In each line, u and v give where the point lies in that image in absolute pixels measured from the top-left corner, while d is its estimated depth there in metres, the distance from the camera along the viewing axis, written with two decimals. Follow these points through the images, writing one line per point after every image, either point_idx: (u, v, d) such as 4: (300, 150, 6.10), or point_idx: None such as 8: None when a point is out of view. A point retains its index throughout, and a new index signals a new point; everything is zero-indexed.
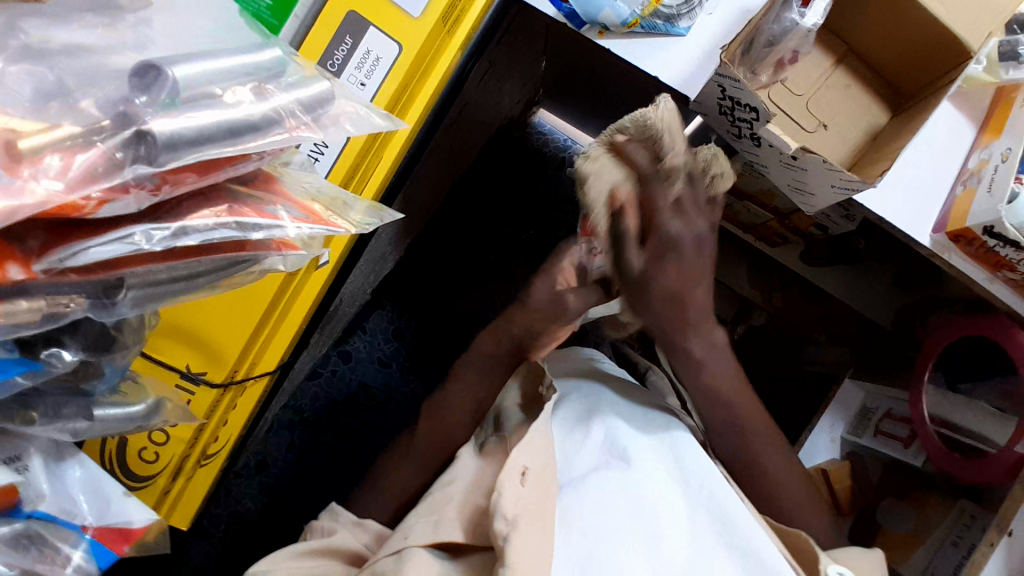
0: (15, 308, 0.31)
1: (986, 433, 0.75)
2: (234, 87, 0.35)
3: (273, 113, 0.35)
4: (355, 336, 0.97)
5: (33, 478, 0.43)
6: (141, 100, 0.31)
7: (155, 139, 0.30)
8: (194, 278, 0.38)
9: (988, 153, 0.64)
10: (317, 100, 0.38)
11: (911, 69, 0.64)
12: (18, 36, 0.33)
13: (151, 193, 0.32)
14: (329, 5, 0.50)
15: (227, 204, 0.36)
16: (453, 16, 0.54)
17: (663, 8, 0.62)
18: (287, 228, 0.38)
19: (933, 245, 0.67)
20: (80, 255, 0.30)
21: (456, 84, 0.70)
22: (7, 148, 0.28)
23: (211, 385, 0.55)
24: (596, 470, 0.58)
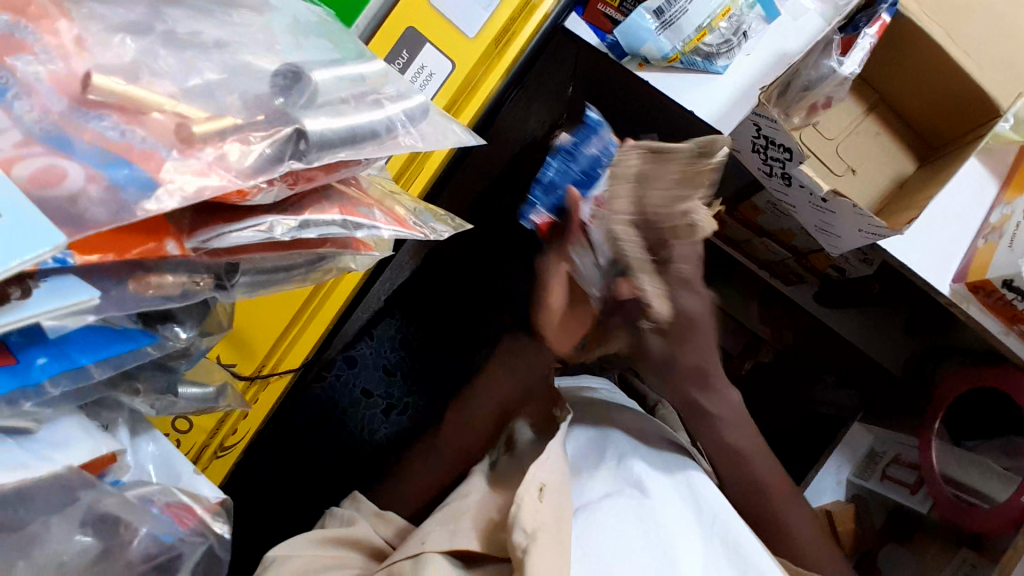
0: (164, 280, 0.30)
1: (992, 494, 0.74)
2: (346, 93, 0.33)
3: (388, 122, 0.33)
4: (363, 342, 0.95)
5: (122, 448, 0.38)
6: (281, 101, 0.31)
7: (308, 139, 0.30)
8: (290, 266, 0.37)
9: (1011, 209, 0.66)
10: (418, 110, 0.36)
11: (941, 121, 0.66)
12: (167, 22, 0.32)
13: (289, 186, 0.31)
14: (387, 22, 0.52)
15: (335, 203, 0.34)
16: (503, 38, 0.57)
17: (703, 46, 0.65)
18: (382, 230, 0.36)
19: (951, 294, 0.68)
20: (225, 237, 0.30)
21: (494, 109, 0.72)
22: (179, 131, 0.28)
23: (240, 377, 0.55)
24: (608, 497, 0.59)
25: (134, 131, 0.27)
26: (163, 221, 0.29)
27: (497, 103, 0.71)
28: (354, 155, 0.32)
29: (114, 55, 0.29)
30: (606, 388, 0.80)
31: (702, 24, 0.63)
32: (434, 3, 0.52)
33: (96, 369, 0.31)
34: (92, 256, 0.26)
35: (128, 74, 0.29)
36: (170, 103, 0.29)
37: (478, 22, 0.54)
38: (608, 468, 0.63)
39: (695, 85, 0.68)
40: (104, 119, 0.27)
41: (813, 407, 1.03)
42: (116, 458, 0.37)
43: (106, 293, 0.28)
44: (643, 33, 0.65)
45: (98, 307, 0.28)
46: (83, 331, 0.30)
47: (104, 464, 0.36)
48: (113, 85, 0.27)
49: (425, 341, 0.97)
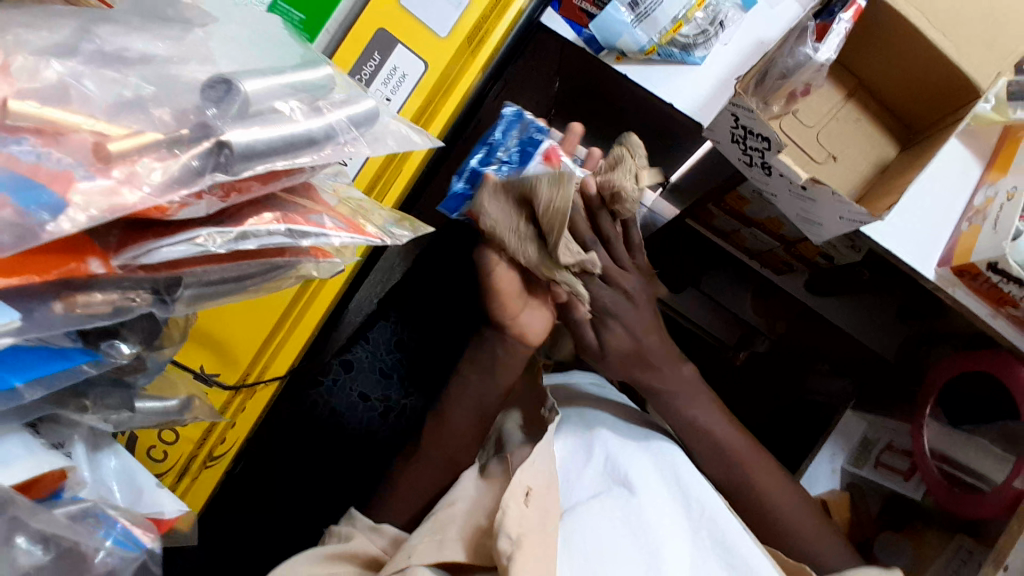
0: (92, 299, 0.30)
1: (986, 472, 0.75)
2: (288, 100, 0.33)
3: (329, 129, 0.33)
4: (359, 345, 0.94)
5: (78, 464, 0.38)
6: (213, 113, 0.31)
7: (232, 149, 0.30)
8: (243, 277, 0.37)
9: (995, 191, 0.66)
10: (368, 117, 0.36)
11: (920, 104, 0.66)
12: (94, 41, 0.32)
13: (220, 199, 0.31)
14: (359, 21, 0.52)
15: (278, 213, 0.34)
16: (475, 35, 0.56)
17: (680, 37, 0.65)
18: (332, 238, 0.35)
19: (937, 278, 0.68)
20: (154, 252, 0.29)
21: (474, 105, 0.71)
22: (95, 149, 0.28)
23: (223, 386, 0.55)
24: (597, 496, 0.59)
25: (52, 153, 0.27)
26: (84, 239, 0.29)
27: (478, 98, 0.70)
28: (289, 163, 0.32)
29: (37, 78, 0.29)
30: (594, 382, 0.81)
31: (678, 15, 0.63)
32: (402, 3, 0.52)
33: (27, 390, 0.31)
34: (10, 280, 0.26)
35: (52, 97, 0.29)
36: (90, 121, 0.29)
37: (449, 22, 0.53)
38: (595, 466, 0.63)
39: (673, 77, 0.68)
40: (23, 143, 0.27)
41: (807, 395, 1.05)
42: (70, 474, 0.37)
43: (30, 315, 0.28)
44: (618, 26, 0.65)
45: (20, 329, 0.28)
46: (11, 351, 0.30)
47: (56, 481, 0.36)
48: (29, 109, 0.28)
49: (421, 343, 0.96)
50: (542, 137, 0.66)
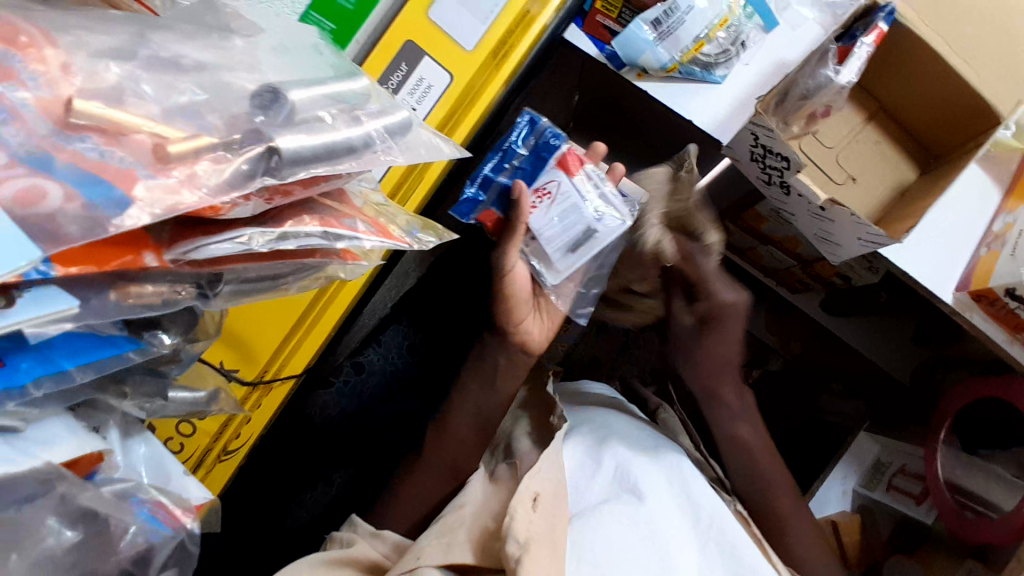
0: (144, 290, 0.31)
1: (995, 501, 0.75)
2: (326, 110, 0.34)
3: (367, 137, 0.35)
4: (371, 348, 0.97)
5: (112, 447, 0.40)
6: (260, 119, 0.32)
7: (281, 155, 0.31)
8: (275, 276, 0.38)
9: (1013, 217, 0.66)
10: (400, 126, 0.37)
11: (940, 129, 0.66)
12: (151, 47, 0.33)
13: (265, 202, 0.32)
14: (388, 33, 0.53)
15: (316, 216, 0.35)
16: (501, 49, 0.58)
17: (702, 56, 0.66)
18: (365, 241, 0.37)
19: (954, 303, 0.68)
20: (203, 249, 0.30)
21: (497, 115, 0.72)
22: (156, 150, 0.29)
23: (243, 382, 0.56)
24: (606, 502, 0.60)
25: (114, 151, 0.29)
26: (142, 234, 0.30)
27: (500, 109, 0.70)
28: (330, 170, 0.33)
29: (98, 80, 0.30)
30: (608, 394, 0.81)
31: (699, 35, 0.64)
32: (430, 15, 0.53)
33: (78, 373, 0.32)
34: (72, 269, 0.27)
35: (111, 98, 0.30)
36: (149, 124, 0.30)
37: (476, 37, 0.55)
38: (605, 474, 0.63)
39: (694, 94, 0.69)
40: (87, 141, 0.28)
41: (819, 415, 1.02)
42: (105, 457, 0.39)
43: (87, 302, 0.29)
44: (642, 44, 0.66)
45: (77, 316, 0.29)
46: (65, 336, 0.31)
47: (92, 465, 0.37)
48: (94, 109, 0.29)
49: (432, 349, 0.98)
50: (558, 142, 0.64)
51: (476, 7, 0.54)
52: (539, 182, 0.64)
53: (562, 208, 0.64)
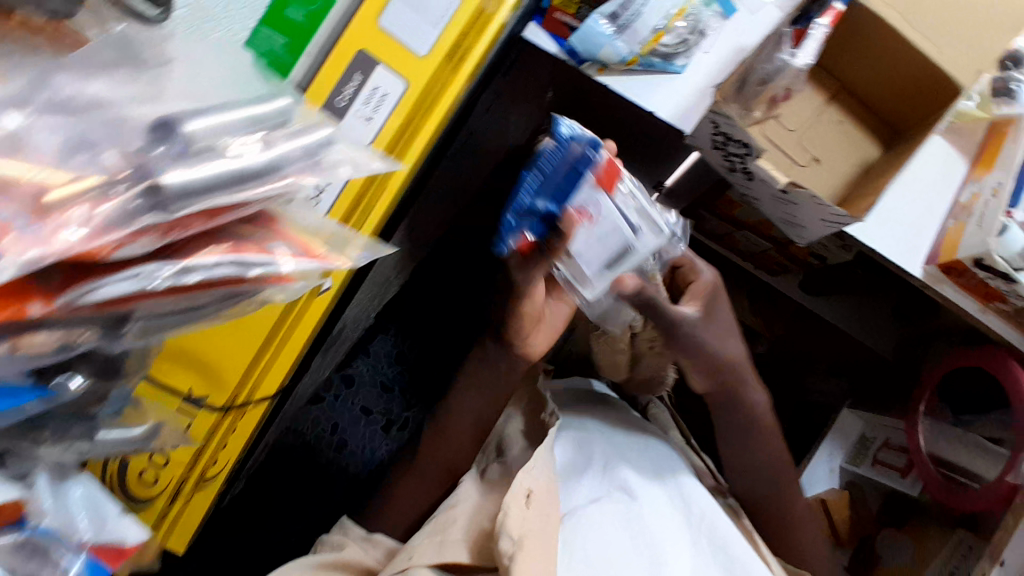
0: (36, 339, 0.30)
1: (980, 472, 0.75)
2: (239, 137, 0.34)
3: (276, 160, 0.34)
4: (359, 359, 0.98)
5: (37, 494, 0.37)
6: (158, 151, 0.31)
7: (165, 190, 0.30)
8: (194, 308, 0.36)
9: (980, 187, 0.67)
10: (317, 144, 0.37)
11: (903, 103, 0.66)
12: (51, 92, 0.32)
13: (159, 237, 0.31)
14: (339, 45, 0.53)
15: (226, 244, 0.34)
16: (456, 52, 0.57)
17: (660, 47, 0.67)
18: (283, 265, 0.35)
19: (924, 275, 0.68)
20: (94, 291, 0.29)
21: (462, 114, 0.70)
22: (35, 200, 0.28)
23: (213, 408, 0.57)
24: (595, 502, 0.60)
25: None
26: (25, 283, 0.28)
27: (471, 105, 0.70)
28: (225, 199, 0.32)
29: None
30: (592, 388, 0.83)
31: (657, 25, 0.65)
32: (382, 22, 0.53)
33: None
34: None
35: (5, 150, 0.29)
36: (33, 171, 0.29)
37: (428, 41, 0.55)
38: (594, 473, 0.64)
39: (657, 85, 0.69)
40: None
41: (806, 397, 1.03)
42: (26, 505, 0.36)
43: None
44: (600, 38, 0.66)
45: None
46: None
47: (12, 515, 0.36)
48: None
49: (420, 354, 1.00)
50: (595, 155, 0.56)
51: (428, 11, 0.54)
52: (574, 203, 0.57)
53: (599, 232, 0.57)
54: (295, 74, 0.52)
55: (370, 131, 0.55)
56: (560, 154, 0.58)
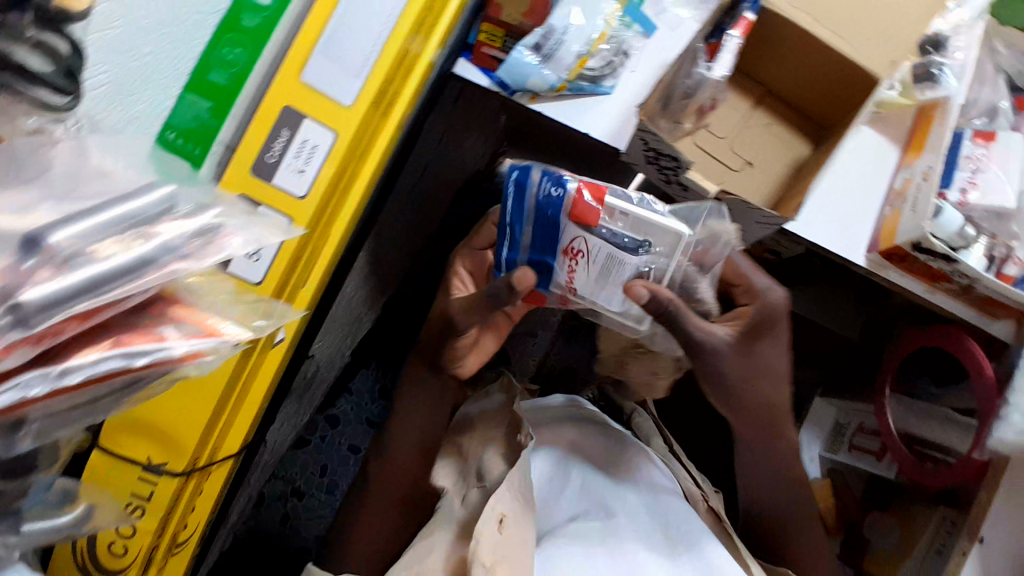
0: None
1: (951, 445, 0.76)
2: (112, 238, 0.30)
3: (152, 252, 0.31)
4: (343, 399, 1.11)
5: None
6: (29, 264, 0.28)
7: (24, 305, 0.27)
8: (93, 403, 0.33)
9: (911, 172, 0.67)
10: (205, 226, 0.34)
11: (825, 102, 0.68)
12: None
13: (32, 345, 0.28)
14: (263, 104, 0.53)
15: (109, 339, 0.30)
16: (382, 100, 0.58)
17: (587, 71, 0.69)
18: (176, 349, 0.31)
19: (867, 264, 0.70)
20: None
21: (409, 137, 0.70)
22: None
23: (174, 473, 0.56)
24: (574, 518, 0.70)
25: None
26: None
27: (412, 133, 0.71)
28: (97, 301, 0.29)
29: None
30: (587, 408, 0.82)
31: (581, 51, 0.67)
32: (303, 79, 0.54)
33: None
34: None
35: None
36: None
37: (353, 91, 0.55)
38: (573, 487, 0.73)
39: (587, 108, 0.71)
40: None
41: None
42: None
43: None
44: (527, 69, 0.67)
45: None
46: None
47: None
48: None
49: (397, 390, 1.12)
50: (561, 190, 0.58)
51: (349, 65, 0.55)
52: (563, 244, 0.60)
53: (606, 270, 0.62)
54: (223, 136, 0.54)
55: (303, 183, 0.55)
56: (529, 197, 0.61)
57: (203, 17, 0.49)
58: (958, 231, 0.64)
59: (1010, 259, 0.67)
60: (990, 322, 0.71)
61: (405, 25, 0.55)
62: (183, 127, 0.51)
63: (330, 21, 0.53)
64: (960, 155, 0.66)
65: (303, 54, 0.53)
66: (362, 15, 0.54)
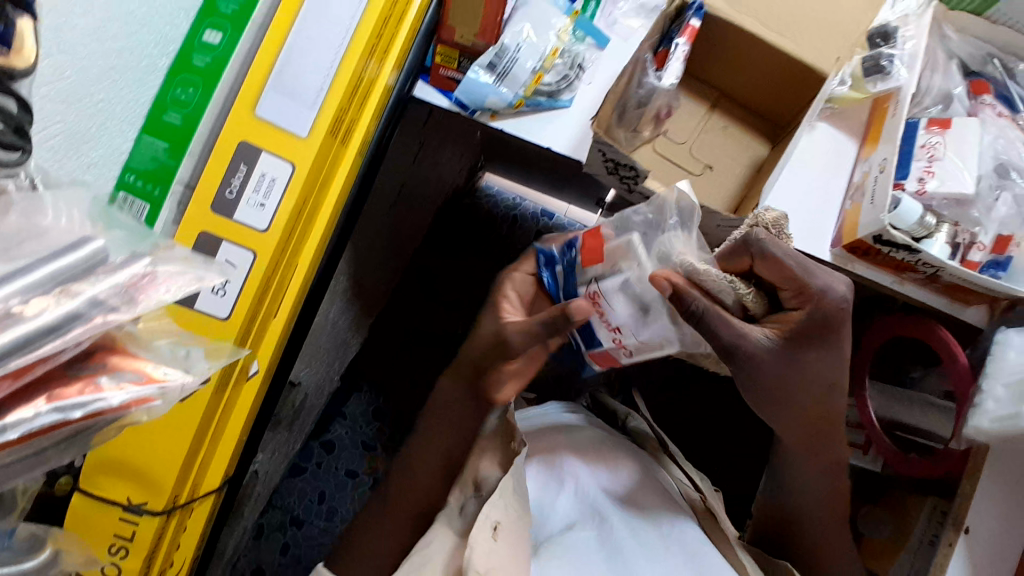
0: None
1: (932, 428, 0.77)
2: (42, 297, 0.30)
3: (79, 308, 0.30)
4: (337, 423, 1.06)
5: None
6: None
7: None
8: (35, 456, 0.32)
9: (869, 165, 0.68)
10: (137, 276, 0.34)
11: (778, 101, 0.69)
12: None
13: None
14: (219, 141, 0.54)
15: (44, 394, 0.30)
16: (339, 129, 0.58)
17: (543, 86, 0.70)
18: (114, 399, 0.31)
19: (833, 258, 0.70)
20: None
21: (376, 158, 0.70)
22: None
23: (154, 513, 0.56)
24: (570, 527, 0.67)
25: None
26: None
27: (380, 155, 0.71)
28: (29, 359, 0.29)
29: None
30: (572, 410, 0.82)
31: (535, 67, 0.68)
32: (257, 114, 0.54)
33: None
34: None
35: None
36: None
37: (307, 122, 0.56)
38: (568, 494, 0.70)
39: (548, 122, 0.71)
40: None
41: None
42: None
43: None
44: (483, 87, 0.68)
45: None
46: None
47: None
48: None
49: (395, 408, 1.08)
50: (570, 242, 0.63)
51: (303, 98, 0.55)
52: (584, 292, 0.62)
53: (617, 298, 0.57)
54: (182, 175, 0.54)
55: (265, 216, 0.55)
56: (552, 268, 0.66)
57: (153, 60, 0.52)
58: (919, 221, 0.64)
59: (974, 245, 0.66)
60: (964, 310, 0.71)
61: (354, 54, 0.56)
62: (141, 168, 0.52)
63: (280, 57, 0.55)
64: (916, 146, 0.66)
65: (256, 91, 0.54)
66: (310, 48, 0.55)
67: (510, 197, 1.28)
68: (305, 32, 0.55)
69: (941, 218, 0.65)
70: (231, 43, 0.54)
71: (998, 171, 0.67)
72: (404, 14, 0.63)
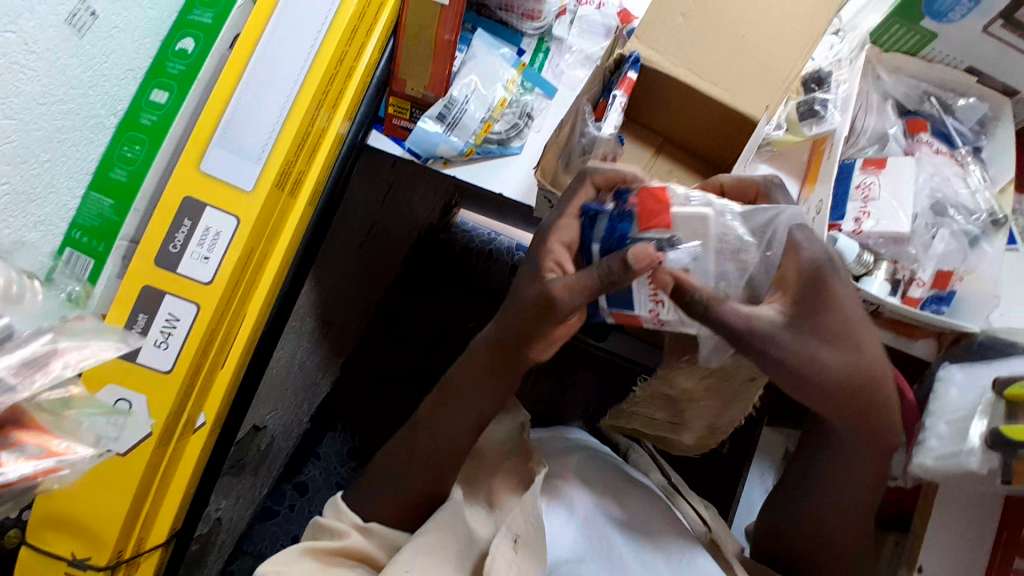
0: None
1: None
2: None
3: None
4: (311, 464, 1.07)
5: None
6: None
7: None
8: None
9: (808, 206, 0.70)
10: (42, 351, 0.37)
11: (719, 146, 0.71)
12: None
13: None
14: (163, 197, 0.55)
15: None
16: (286, 180, 0.59)
17: (493, 134, 0.72)
18: (11, 473, 0.33)
19: None
20: None
21: (331, 207, 0.72)
22: None
23: (98, 568, 0.55)
24: (582, 561, 0.62)
25: None
26: None
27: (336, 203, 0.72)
28: None
29: None
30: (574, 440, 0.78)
31: (484, 117, 0.70)
32: (202, 170, 0.56)
33: None
34: None
35: None
36: None
37: (252, 176, 0.57)
38: (575, 520, 0.65)
39: (498, 168, 0.73)
40: None
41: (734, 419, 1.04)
42: None
43: None
44: (435, 136, 0.70)
45: None
46: None
47: None
48: None
49: (371, 446, 1.11)
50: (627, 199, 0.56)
51: (248, 152, 0.57)
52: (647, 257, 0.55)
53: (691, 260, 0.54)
54: (126, 232, 0.55)
55: (209, 269, 0.55)
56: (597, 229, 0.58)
57: (102, 119, 0.54)
58: (857, 260, 0.65)
59: (913, 282, 0.66)
60: (910, 344, 0.69)
61: (300, 108, 0.58)
62: (87, 224, 0.54)
63: (225, 115, 0.57)
64: (852, 187, 0.68)
65: (201, 148, 0.56)
66: (256, 105, 0.57)
67: (485, 231, 1.31)
68: (250, 90, 0.57)
69: (879, 255, 0.66)
70: (176, 102, 0.56)
71: (935, 210, 0.67)
72: (353, 70, 0.65)
